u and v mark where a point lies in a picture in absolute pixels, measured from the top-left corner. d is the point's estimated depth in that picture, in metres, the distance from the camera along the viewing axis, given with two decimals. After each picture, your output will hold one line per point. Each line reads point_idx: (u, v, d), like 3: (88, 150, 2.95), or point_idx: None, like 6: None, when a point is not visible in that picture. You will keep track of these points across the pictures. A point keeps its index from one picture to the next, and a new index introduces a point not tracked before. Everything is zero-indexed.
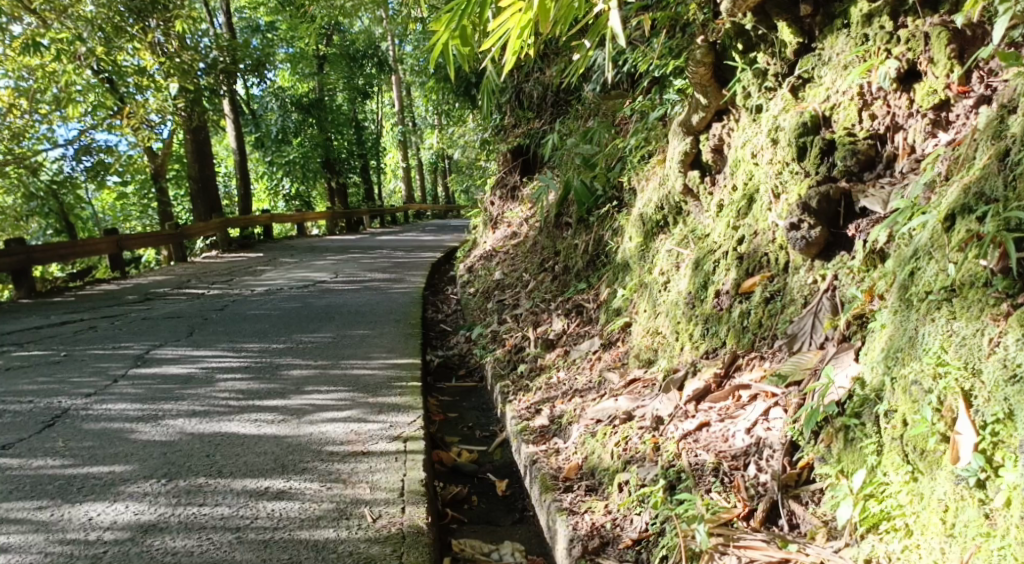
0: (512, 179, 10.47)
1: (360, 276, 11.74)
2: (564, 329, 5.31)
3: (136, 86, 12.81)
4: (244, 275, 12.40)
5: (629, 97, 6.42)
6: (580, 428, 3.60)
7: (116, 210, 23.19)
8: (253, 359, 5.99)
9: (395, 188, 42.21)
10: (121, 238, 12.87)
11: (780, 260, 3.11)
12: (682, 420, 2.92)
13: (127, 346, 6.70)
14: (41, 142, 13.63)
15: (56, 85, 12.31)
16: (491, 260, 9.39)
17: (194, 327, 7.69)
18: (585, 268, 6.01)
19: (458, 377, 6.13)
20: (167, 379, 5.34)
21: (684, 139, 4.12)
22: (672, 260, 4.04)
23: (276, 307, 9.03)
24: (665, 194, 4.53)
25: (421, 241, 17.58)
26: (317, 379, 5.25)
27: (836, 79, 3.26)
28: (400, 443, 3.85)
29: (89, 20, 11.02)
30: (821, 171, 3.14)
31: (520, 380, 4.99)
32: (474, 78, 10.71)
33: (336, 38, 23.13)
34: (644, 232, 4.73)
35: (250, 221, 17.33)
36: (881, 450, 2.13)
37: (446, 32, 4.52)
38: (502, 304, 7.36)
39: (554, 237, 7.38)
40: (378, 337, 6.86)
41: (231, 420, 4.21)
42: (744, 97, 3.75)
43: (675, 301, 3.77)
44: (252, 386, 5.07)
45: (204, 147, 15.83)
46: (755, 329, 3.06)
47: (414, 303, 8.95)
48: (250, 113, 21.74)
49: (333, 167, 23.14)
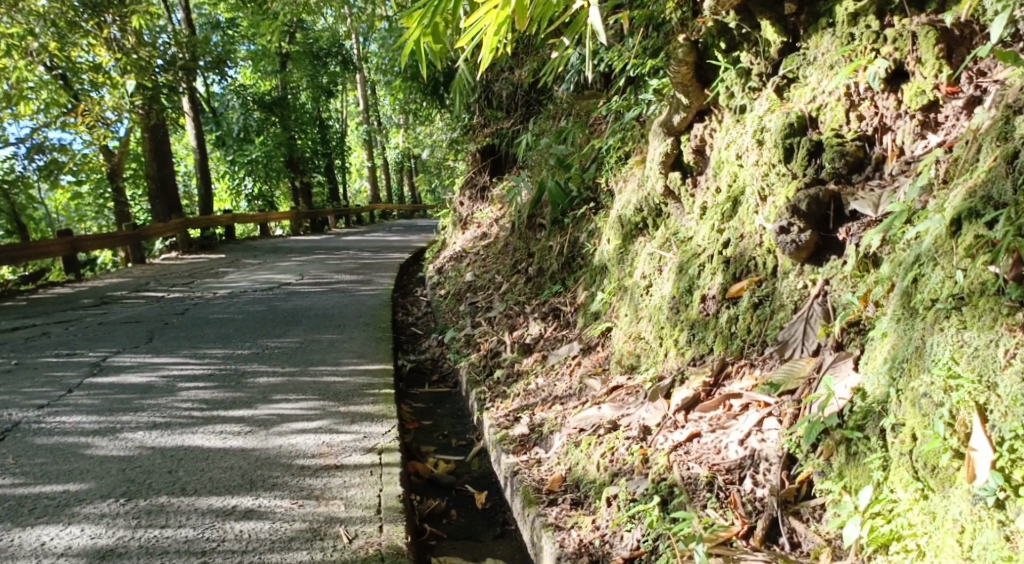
0: (481, 179, 10.36)
1: (327, 278, 11.54)
2: (541, 333, 5.21)
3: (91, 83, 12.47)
4: (206, 277, 12.14)
5: (602, 97, 6.35)
6: (563, 438, 3.51)
7: (71, 210, 22.65)
8: (218, 366, 5.80)
9: (361, 188, 41.89)
10: (76, 239, 12.52)
11: (769, 264, 3.04)
12: (671, 431, 2.84)
13: (84, 353, 6.47)
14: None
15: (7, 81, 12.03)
16: (462, 261, 9.28)
17: (154, 332, 7.47)
18: (560, 270, 5.92)
19: (431, 382, 6.00)
20: (127, 388, 5.14)
21: (665, 139, 4.03)
22: (653, 263, 3.94)
23: (241, 310, 8.82)
24: (644, 196, 4.46)
25: (389, 241, 17.40)
26: (286, 387, 5.09)
27: (822, 79, 3.18)
28: (375, 455, 3.71)
29: (41, 15, 10.88)
30: (808, 173, 3.05)
31: (497, 386, 4.88)
32: (442, 77, 10.58)
33: (300, 35, 22.81)
34: (622, 234, 4.67)
35: (213, 222, 17.00)
36: (888, 465, 2.07)
37: (416, 29, 4.39)
38: (475, 306, 7.24)
39: (527, 238, 7.28)
40: (348, 341, 6.70)
41: (195, 433, 4.06)
42: (727, 97, 3.68)
43: (658, 306, 3.68)
44: (217, 396, 4.90)
45: (163, 146, 15.45)
46: (744, 335, 2.98)
47: (384, 306, 8.79)
48: (211, 112, 21.36)
49: (297, 166, 22.83)
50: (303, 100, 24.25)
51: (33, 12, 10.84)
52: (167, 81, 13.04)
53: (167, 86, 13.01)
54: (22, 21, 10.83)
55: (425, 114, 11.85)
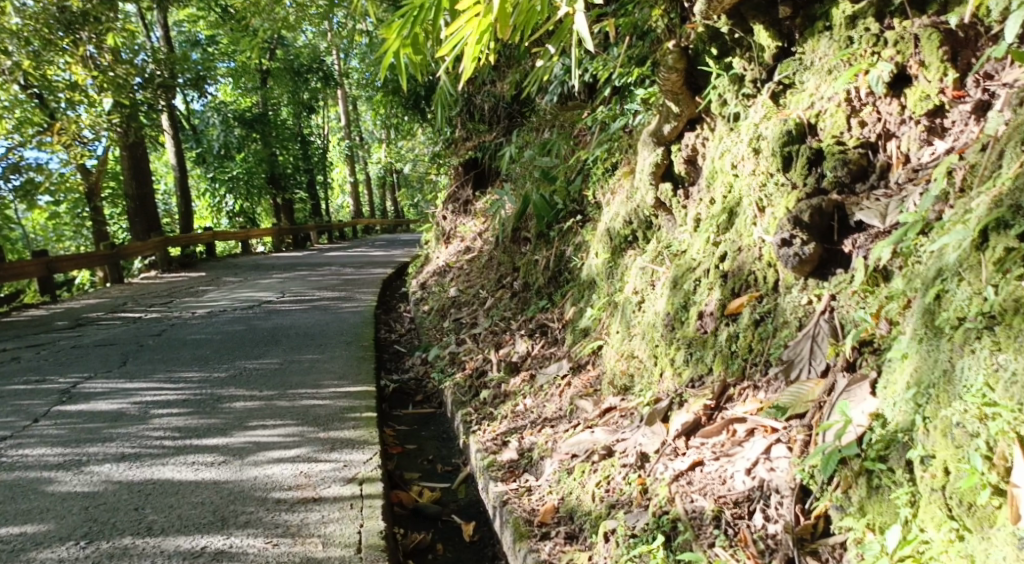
0: (464, 194, 10.20)
1: (308, 295, 11.31)
2: (528, 351, 5.02)
3: (67, 102, 12.32)
4: (185, 296, 11.88)
5: (587, 107, 6.21)
6: (554, 464, 3.33)
7: (49, 230, 22.30)
8: (193, 391, 5.57)
9: (344, 204, 41.70)
10: (51, 260, 12.23)
11: (769, 278, 2.87)
12: (672, 459, 2.66)
13: (53, 379, 6.21)
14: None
15: None
16: (445, 276, 9.09)
17: (128, 355, 7.22)
18: (547, 285, 5.75)
19: (415, 403, 5.79)
20: (96, 417, 4.91)
21: (654, 149, 3.88)
22: (645, 278, 3.77)
23: (219, 331, 8.57)
24: (633, 208, 4.31)
25: (371, 256, 17.19)
26: (263, 412, 4.87)
27: (820, 84, 3.02)
28: (355, 486, 3.52)
29: (14, 33, 10.49)
30: (809, 183, 2.89)
31: (483, 407, 4.69)
32: (424, 91, 10.42)
33: (280, 51, 22.61)
34: (611, 247, 4.51)
35: (192, 239, 16.72)
36: (917, 501, 1.91)
37: (395, 39, 4.22)
38: (460, 323, 7.05)
39: (512, 252, 7.11)
40: (328, 362, 6.48)
41: (165, 465, 3.87)
42: (720, 104, 3.50)
43: (651, 323, 3.51)
44: (190, 423, 4.68)
45: (142, 164, 15.20)
46: (745, 354, 2.81)
47: (366, 323, 8.58)
48: (191, 129, 21.12)
49: (278, 183, 22.58)
50: (284, 115, 24.04)
51: (6, 30, 10.48)
52: (146, 99, 12.92)
53: (145, 103, 12.87)
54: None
55: (406, 128, 11.69)
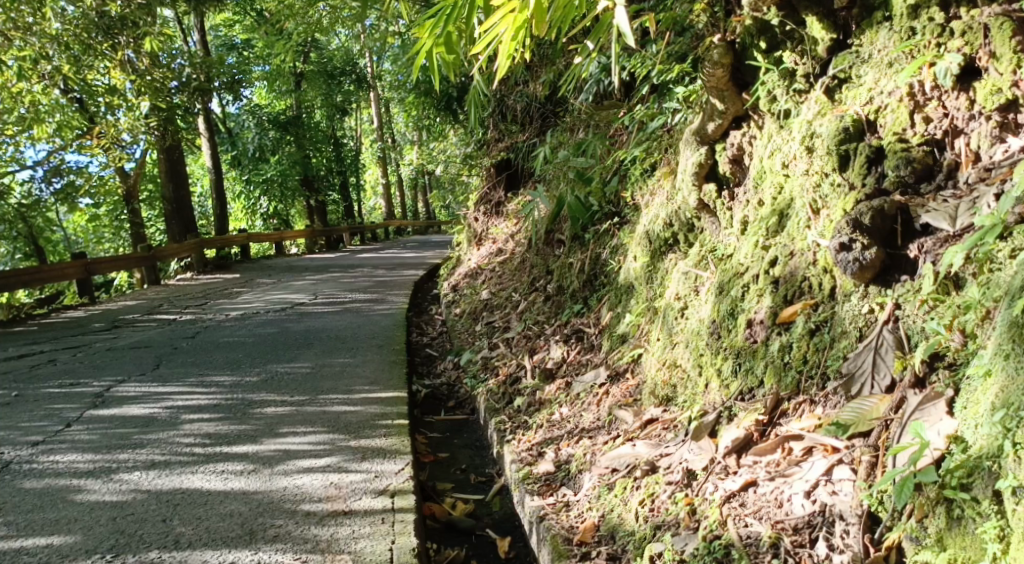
0: (496, 195, 10.08)
1: (340, 297, 11.26)
2: (563, 357, 4.87)
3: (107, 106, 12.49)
4: (218, 298, 11.89)
5: (624, 106, 6.04)
6: (594, 478, 3.18)
7: (87, 232, 22.59)
8: (224, 395, 5.49)
9: (376, 205, 41.89)
10: (89, 262, 12.31)
11: (825, 285, 2.70)
12: (722, 478, 2.50)
13: (87, 382, 6.18)
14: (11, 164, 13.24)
15: (24, 106, 11.88)
16: (477, 278, 8.98)
17: (161, 358, 7.19)
18: (582, 289, 5.59)
19: (447, 409, 5.67)
20: (127, 422, 4.85)
21: (698, 149, 3.72)
22: (689, 283, 3.60)
23: (251, 333, 8.53)
24: (673, 210, 4.15)
25: (403, 258, 17.14)
26: (293, 419, 4.77)
27: (879, 79, 2.84)
28: (387, 499, 3.40)
29: (55, 38, 10.33)
30: (868, 183, 2.72)
31: (517, 415, 4.54)
32: (456, 92, 10.31)
33: (314, 55, 22.68)
34: (650, 250, 4.36)
35: (227, 241, 16.81)
36: (1006, 536, 1.73)
37: (429, 39, 4.08)
38: (492, 327, 6.92)
39: (546, 254, 6.96)
40: (360, 366, 6.38)
41: (194, 474, 3.78)
42: (768, 101, 3.29)
43: (696, 330, 3.34)
44: (220, 430, 4.59)
45: (178, 167, 15.33)
46: (799, 366, 2.65)
47: (397, 326, 8.49)
48: (226, 132, 21.26)
49: (311, 185, 22.67)
50: (317, 117, 24.14)
51: (46, 34, 10.31)
52: (182, 102, 12.97)
53: (182, 107, 12.93)
54: (34, 44, 10.26)
55: (438, 130, 11.59)
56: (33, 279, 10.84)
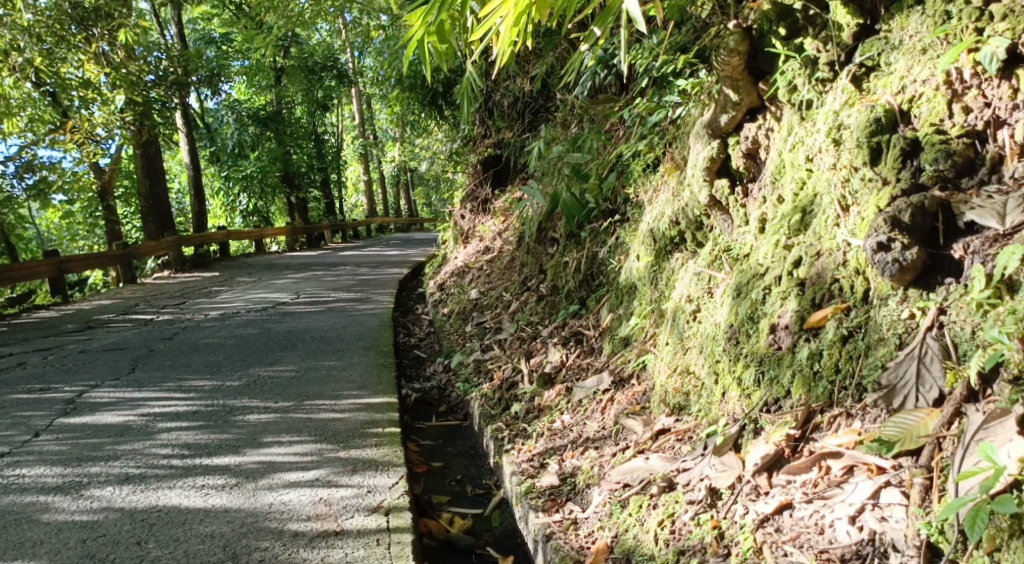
0: (484, 192, 9.86)
1: (324, 296, 10.99)
2: (563, 361, 4.65)
3: (81, 100, 12.08)
4: (198, 297, 11.59)
5: (619, 99, 5.84)
6: (604, 494, 2.97)
7: (62, 230, 22.13)
8: (203, 402, 5.23)
9: (358, 202, 41.53)
10: (62, 260, 11.95)
11: (858, 288, 2.50)
12: (754, 500, 2.33)
13: (58, 387, 5.90)
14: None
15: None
16: (465, 277, 8.75)
17: (137, 361, 6.92)
18: (578, 288, 5.39)
19: (438, 414, 5.45)
20: (100, 432, 4.58)
21: (709, 142, 3.52)
22: (702, 285, 3.41)
23: (232, 334, 8.26)
24: (680, 207, 3.96)
25: (386, 256, 16.86)
26: (277, 428, 4.52)
27: (912, 66, 2.64)
28: (380, 517, 3.19)
29: (26, 29, 10.15)
30: (903, 178, 2.52)
31: (515, 423, 4.33)
32: (442, 86, 10.06)
33: (295, 49, 22.33)
34: (655, 250, 4.17)
35: (206, 238, 16.47)
36: None
37: (420, 26, 3.80)
38: (483, 328, 6.70)
39: (538, 253, 6.75)
40: (347, 369, 6.14)
41: (172, 489, 3.55)
42: (789, 91, 3.11)
43: (710, 336, 3.14)
44: (199, 439, 4.34)
45: (155, 164, 14.98)
46: (831, 377, 2.45)
47: (384, 327, 8.25)
48: (205, 128, 20.85)
49: (293, 182, 22.34)
50: (298, 114, 23.78)
51: (17, 26, 10.08)
52: (159, 96, 12.71)
53: (159, 101, 12.67)
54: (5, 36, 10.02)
55: (422, 125, 11.34)
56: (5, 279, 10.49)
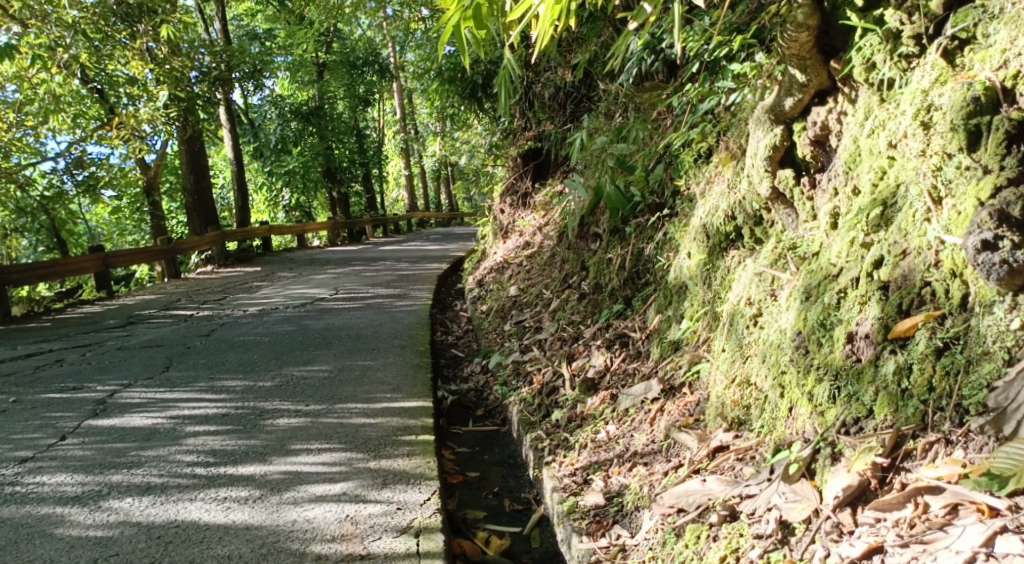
0: (523, 186, 9.60)
1: (361, 292, 10.81)
2: (606, 365, 4.36)
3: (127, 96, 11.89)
4: (237, 293, 11.50)
5: (668, 87, 5.53)
6: (655, 519, 2.69)
7: (109, 224, 22.38)
8: (233, 404, 5.03)
9: (399, 196, 41.54)
10: (106, 255, 11.95)
11: (956, 293, 2.18)
12: (836, 540, 2.05)
13: (90, 387, 5.75)
14: (31, 157, 12.73)
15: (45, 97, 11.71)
16: (504, 273, 8.50)
17: (172, 359, 6.78)
18: (622, 287, 5.10)
19: (475, 419, 5.19)
20: (125, 435, 4.39)
21: (772, 129, 3.19)
22: (763, 286, 3.07)
23: (267, 331, 8.09)
24: (737, 200, 3.64)
25: (425, 250, 16.68)
26: (306, 433, 4.29)
27: (1016, 37, 2.29)
28: (410, 539, 2.96)
29: (73, 26, 9.94)
30: (1007, 166, 2.18)
31: (556, 432, 4.05)
32: (482, 78, 9.81)
33: (337, 44, 22.28)
34: (708, 247, 3.87)
35: (248, 233, 16.43)
36: None
37: (457, 11, 3.53)
38: (522, 327, 6.42)
39: (579, 249, 6.46)
40: (381, 370, 5.91)
41: (193, 502, 3.34)
42: (866, 70, 2.76)
43: (775, 343, 2.82)
44: (225, 445, 4.12)
45: (199, 159, 14.92)
46: (922, 396, 2.14)
47: (421, 324, 8.02)
48: (248, 124, 20.96)
49: (334, 177, 22.31)
50: (339, 109, 23.72)
51: (63, 22, 9.92)
52: (202, 92, 12.65)
53: (202, 97, 12.60)
54: (52, 33, 9.87)
55: (462, 119, 11.09)
56: (49, 274, 10.47)
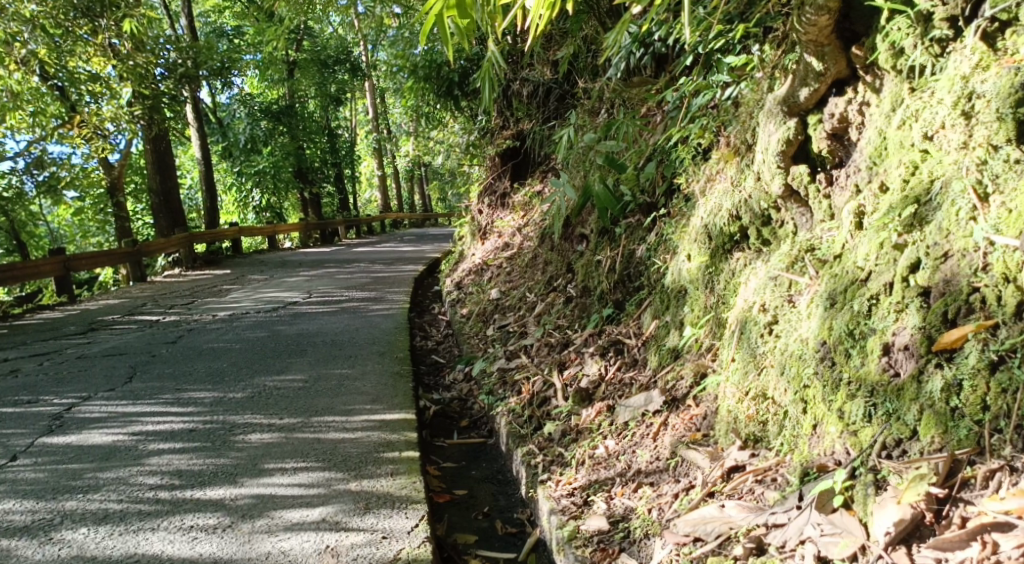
0: (502, 186, 9.35)
1: (336, 295, 10.50)
2: (601, 374, 4.13)
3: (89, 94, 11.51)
4: (207, 297, 11.12)
5: (657, 84, 5.32)
6: (667, 549, 2.44)
7: (72, 226, 21.77)
8: (202, 417, 4.72)
9: (371, 197, 41.12)
10: (68, 259, 11.51)
11: (1009, 301, 1.98)
12: None
13: (47, 400, 5.41)
14: None
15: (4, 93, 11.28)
16: (483, 275, 8.24)
17: (136, 368, 6.44)
18: (612, 290, 4.87)
19: (460, 430, 4.93)
20: (82, 455, 4.08)
21: (786, 121, 2.97)
22: (779, 290, 2.84)
23: (238, 337, 7.76)
24: (744, 199, 3.43)
25: (400, 252, 16.36)
26: (280, 450, 4.01)
27: None
28: None
29: (31, 19, 9.65)
30: None
31: (549, 446, 3.82)
32: (459, 75, 9.55)
33: (307, 43, 21.87)
34: (710, 249, 3.65)
35: (218, 236, 16.02)
36: None
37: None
38: (506, 332, 6.18)
39: (564, 251, 6.22)
40: (359, 379, 5.62)
41: (156, 531, 3.07)
42: (893, 55, 2.55)
43: (796, 354, 2.58)
44: (192, 465, 3.83)
45: (166, 158, 14.53)
46: (976, 415, 1.96)
47: (399, 329, 7.74)
48: (217, 123, 20.49)
49: (306, 177, 21.88)
50: (310, 108, 23.31)
51: (22, 17, 9.60)
52: (168, 89, 12.33)
53: (168, 94, 12.27)
54: (10, 28, 9.59)
55: (437, 117, 10.80)
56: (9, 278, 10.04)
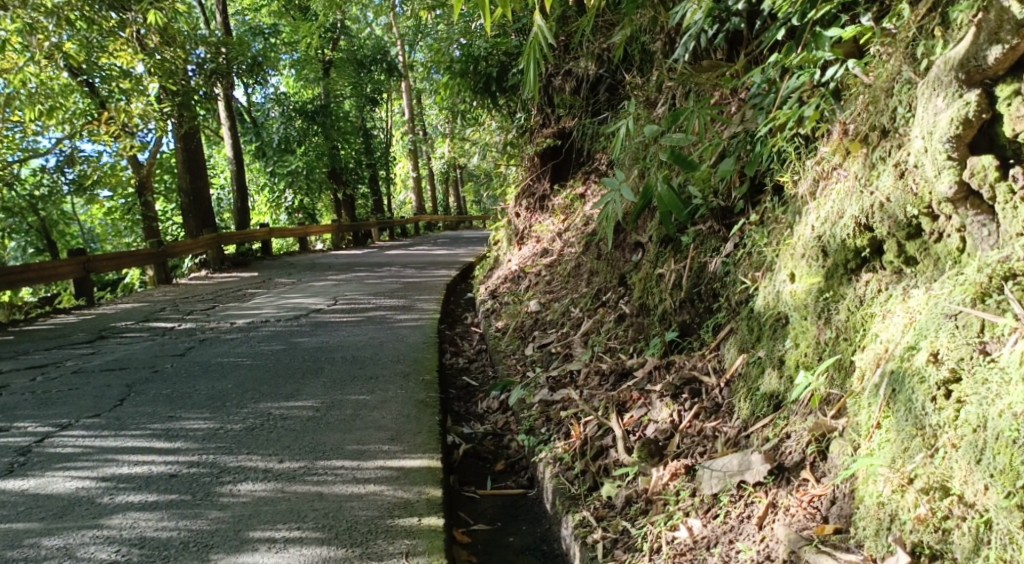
0: (541, 188, 8.51)
1: (362, 302, 9.73)
2: (673, 422, 3.28)
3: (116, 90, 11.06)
4: (229, 302, 10.40)
5: (733, 67, 4.42)
6: None
7: (103, 225, 21.33)
8: (189, 457, 3.96)
9: (406, 198, 40.57)
10: (88, 260, 10.84)
11: None
12: None
13: (21, 428, 4.68)
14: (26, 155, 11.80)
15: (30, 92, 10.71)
16: (520, 285, 7.41)
17: (132, 388, 5.71)
18: (677, 311, 4.00)
19: (494, 476, 4.11)
20: (32, 510, 3.36)
21: (962, 94, 2.14)
22: (960, 335, 2.00)
23: (252, 351, 7.00)
24: (880, 201, 2.58)
25: (435, 255, 15.53)
26: (272, 510, 3.25)
27: None
28: None
29: (53, 11, 8.84)
30: None
31: (608, 516, 2.99)
32: (496, 72, 8.67)
33: (344, 42, 21.17)
34: (822, 268, 2.78)
35: (249, 237, 15.36)
36: None
37: None
38: (547, 352, 5.34)
39: (616, 260, 5.34)
40: (378, 409, 4.82)
41: None
42: None
43: (1004, 436, 1.79)
44: (160, 531, 3.11)
45: (196, 157, 13.90)
46: None
47: (428, 344, 6.94)
48: (251, 122, 19.78)
49: (340, 178, 21.20)
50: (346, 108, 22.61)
51: (44, 8, 8.80)
52: (200, 86, 11.54)
53: (200, 91, 11.48)
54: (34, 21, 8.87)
55: (473, 114, 9.93)
56: (29, 279, 9.42)
